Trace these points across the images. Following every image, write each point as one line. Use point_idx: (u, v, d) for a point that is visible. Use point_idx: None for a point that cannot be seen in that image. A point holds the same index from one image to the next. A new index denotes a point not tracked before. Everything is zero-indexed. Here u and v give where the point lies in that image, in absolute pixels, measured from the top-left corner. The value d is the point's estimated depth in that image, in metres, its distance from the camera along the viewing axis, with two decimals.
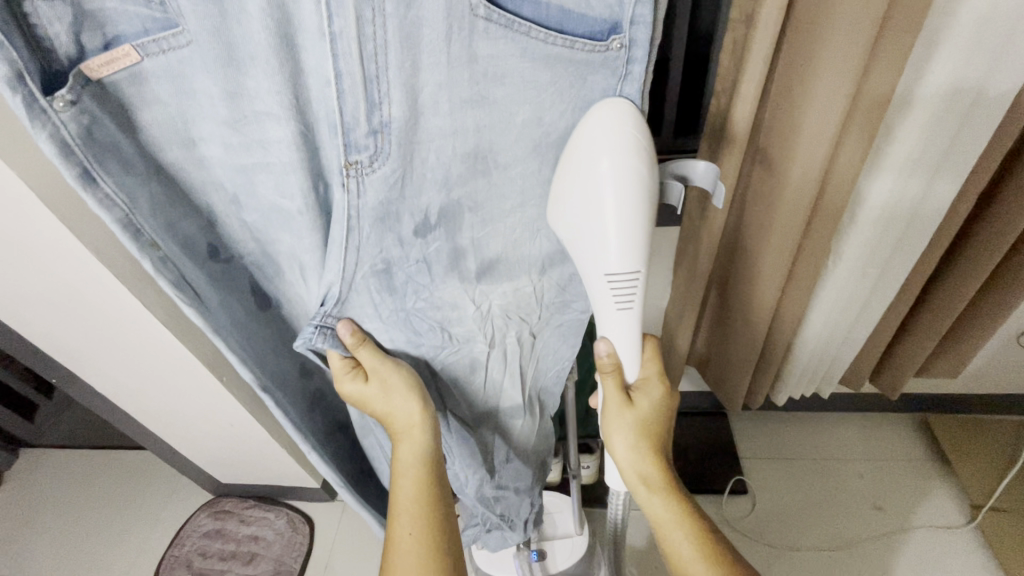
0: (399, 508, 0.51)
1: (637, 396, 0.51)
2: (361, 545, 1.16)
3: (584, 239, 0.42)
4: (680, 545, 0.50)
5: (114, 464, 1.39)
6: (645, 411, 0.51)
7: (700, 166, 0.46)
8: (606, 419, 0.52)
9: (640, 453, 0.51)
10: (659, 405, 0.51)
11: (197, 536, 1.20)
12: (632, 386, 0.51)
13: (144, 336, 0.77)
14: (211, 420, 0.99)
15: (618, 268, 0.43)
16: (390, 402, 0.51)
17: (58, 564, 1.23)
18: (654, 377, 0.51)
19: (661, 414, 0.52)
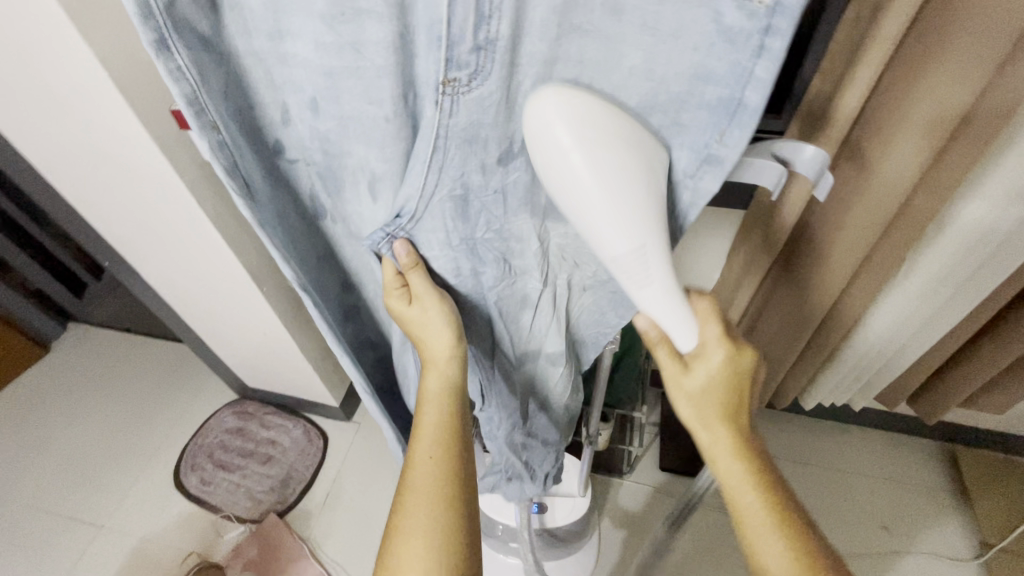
0: (422, 433, 0.51)
1: (697, 371, 0.45)
2: (369, 466, 1.21)
3: (595, 219, 0.36)
4: (751, 516, 0.46)
5: (148, 351, 1.47)
6: (702, 388, 0.45)
7: (807, 151, 0.39)
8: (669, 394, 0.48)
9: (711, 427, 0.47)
10: (722, 379, 0.46)
11: (220, 431, 1.27)
12: (689, 356, 0.45)
13: (193, 233, 0.79)
14: (246, 325, 1.02)
15: (624, 248, 0.37)
16: (428, 326, 0.51)
17: (91, 432, 1.31)
18: (717, 344, 0.45)
19: (729, 385, 0.46)
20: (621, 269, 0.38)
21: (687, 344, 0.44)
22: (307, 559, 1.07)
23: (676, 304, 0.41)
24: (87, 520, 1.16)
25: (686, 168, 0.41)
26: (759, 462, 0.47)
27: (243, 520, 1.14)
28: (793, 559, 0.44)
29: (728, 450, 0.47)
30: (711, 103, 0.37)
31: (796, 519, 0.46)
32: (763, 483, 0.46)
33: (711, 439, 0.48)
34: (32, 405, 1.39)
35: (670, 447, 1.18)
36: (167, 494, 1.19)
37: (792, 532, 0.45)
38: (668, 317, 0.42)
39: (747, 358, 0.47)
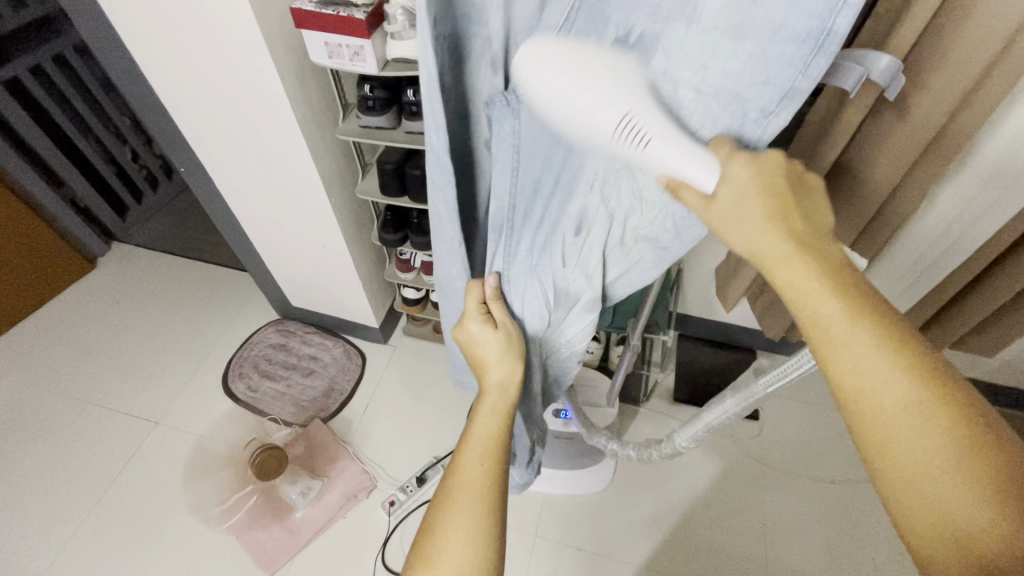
0: (471, 440, 0.52)
1: (725, 195, 0.39)
2: (404, 385, 1.29)
3: (577, 107, 0.36)
4: (875, 371, 0.36)
5: (192, 271, 1.54)
6: (736, 205, 0.39)
7: (883, 62, 0.43)
8: (733, 232, 0.40)
9: (810, 266, 0.38)
10: (760, 189, 0.39)
11: (264, 345, 1.35)
12: (713, 190, 0.39)
13: (277, 136, 0.87)
14: (304, 238, 1.09)
15: (621, 122, 0.37)
16: (489, 352, 0.56)
17: (141, 340, 1.39)
18: (737, 161, 0.39)
19: (768, 193, 0.39)
20: (621, 134, 0.37)
21: (707, 166, 0.39)
22: (350, 458, 1.17)
23: (681, 142, 0.38)
24: (142, 416, 1.25)
25: (765, 101, 0.39)
26: (826, 261, 0.38)
27: (290, 423, 1.23)
28: (891, 363, 0.36)
29: (783, 257, 0.38)
30: (796, 32, 0.35)
31: (889, 317, 0.37)
32: (836, 284, 0.37)
33: (757, 252, 0.40)
34: (82, 313, 1.46)
35: (685, 381, 1.30)
36: (217, 397, 1.28)
37: (885, 331, 0.36)
38: (672, 159, 0.38)
39: (779, 160, 0.40)
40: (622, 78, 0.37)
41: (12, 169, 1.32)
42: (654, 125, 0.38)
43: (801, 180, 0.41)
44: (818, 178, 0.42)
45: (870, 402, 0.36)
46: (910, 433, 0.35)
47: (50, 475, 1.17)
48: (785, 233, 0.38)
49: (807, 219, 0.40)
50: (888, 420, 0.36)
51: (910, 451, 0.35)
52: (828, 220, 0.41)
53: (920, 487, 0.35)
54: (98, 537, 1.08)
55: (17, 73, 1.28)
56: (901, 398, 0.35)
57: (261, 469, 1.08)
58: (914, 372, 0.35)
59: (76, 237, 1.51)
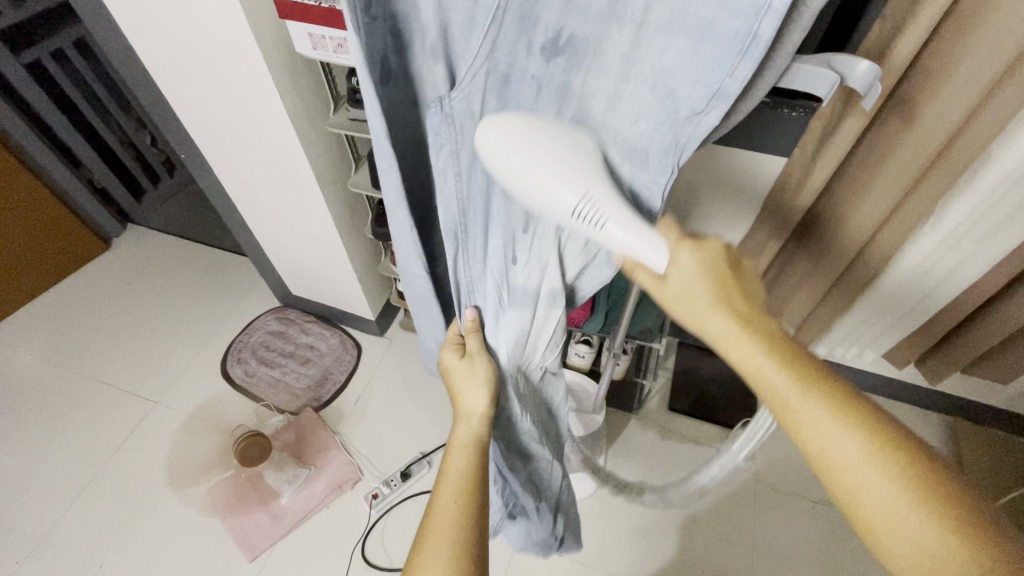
0: (447, 475, 0.51)
1: (675, 279, 0.42)
2: (396, 379, 1.29)
3: (539, 194, 0.37)
4: (840, 447, 0.37)
5: (201, 255, 1.57)
6: (684, 291, 0.42)
7: (861, 67, 0.40)
8: (686, 314, 0.43)
9: (758, 348, 0.40)
10: (703, 275, 0.42)
11: (264, 332, 1.37)
12: (664, 273, 0.41)
13: (268, 127, 0.87)
14: (300, 229, 1.09)
15: (574, 199, 0.37)
16: (468, 384, 0.57)
17: (147, 322, 1.43)
18: (683, 247, 0.41)
19: (712, 279, 0.42)
20: (579, 216, 0.37)
21: (659, 250, 0.39)
22: (338, 448, 1.17)
23: (636, 225, 0.38)
24: (142, 395, 1.28)
25: (695, 100, 0.37)
26: (770, 337, 0.41)
27: (282, 410, 1.25)
28: (837, 421, 0.37)
29: (732, 340, 0.41)
30: (725, 34, 0.33)
31: (826, 378, 0.39)
32: (786, 360, 0.40)
33: (710, 334, 0.43)
34: (94, 292, 1.50)
35: (681, 390, 1.27)
36: (215, 381, 1.30)
37: (827, 392, 0.38)
38: (631, 241, 0.38)
39: (715, 249, 0.43)
40: (586, 161, 0.38)
41: (33, 150, 1.36)
42: (610, 207, 0.38)
43: (738, 267, 0.44)
44: (753, 263, 0.45)
45: (831, 460, 0.37)
46: (871, 484, 0.36)
47: (52, 447, 1.21)
48: (728, 312, 0.41)
49: (748, 297, 0.43)
50: (849, 472, 0.37)
51: (870, 503, 0.36)
52: (763, 302, 0.44)
53: (889, 538, 0.35)
54: (92, 511, 1.11)
55: (38, 56, 1.31)
56: (855, 456, 0.36)
57: (244, 452, 1.10)
58: (860, 428, 0.37)
59: (92, 218, 1.56)
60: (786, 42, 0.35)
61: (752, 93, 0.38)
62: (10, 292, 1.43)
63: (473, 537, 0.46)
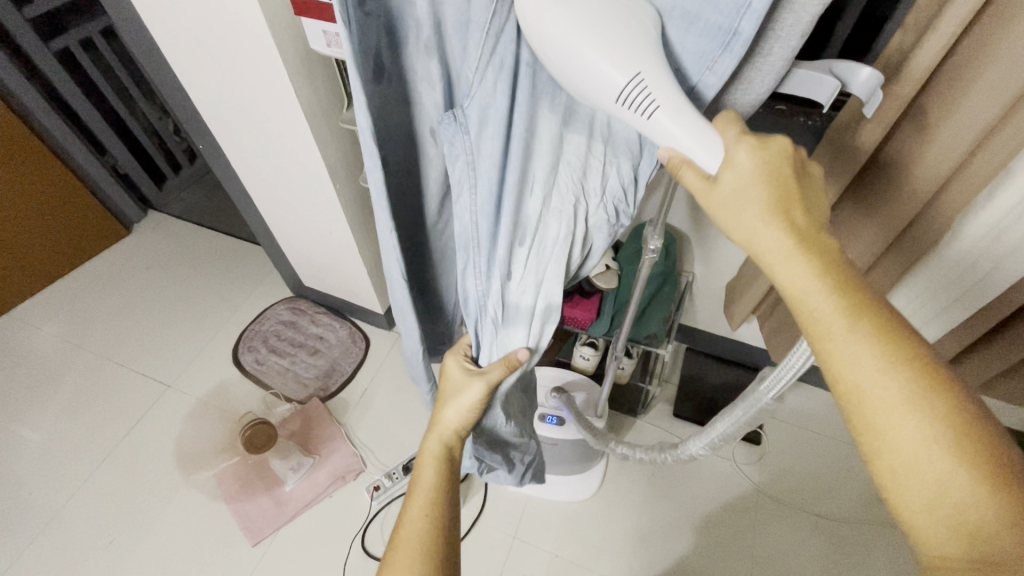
0: (418, 489, 0.53)
1: (726, 181, 0.35)
2: (402, 372, 1.31)
3: (585, 66, 0.33)
4: (873, 388, 0.34)
5: (217, 243, 1.61)
6: (737, 193, 0.35)
7: (863, 74, 0.38)
8: (731, 223, 0.36)
9: (809, 270, 0.34)
10: (760, 176, 0.34)
11: (275, 321, 1.39)
12: (715, 174, 0.35)
13: (283, 122, 0.88)
14: (312, 222, 1.11)
15: (620, 85, 0.33)
16: (451, 400, 0.57)
17: (163, 307, 1.46)
18: (743, 143, 0.35)
19: (772, 182, 0.34)
20: (626, 100, 0.34)
21: (711, 145, 0.34)
22: (343, 439, 1.19)
23: (689, 114, 0.34)
24: (156, 378, 1.31)
25: (679, 94, 0.38)
26: (827, 259, 0.34)
27: (290, 399, 1.27)
28: (882, 360, 0.33)
29: (783, 256, 0.34)
30: (708, 28, 0.34)
31: (882, 312, 0.34)
32: (838, 281, 0.34)
33: (756, 248, 0.36)
34: (113, 276, 1.54)
35: (687, 396, 1.26)
36: (226, 367, 1.33)
37: (878, 325, 0.34)
38: (681, 132, 0.34)
39: (783, 143, 0.36)
40: (636, 38, 0.33)
41: (57, 135, 1.40)
42: (663, 92, 0.33)
43: (804, 170, 0.36)
44: (819, 168, 0.37)
45: (866, 401, 0.34)
46: (907, 430, 0.33)
47: (70, 425, 1.24)
48: (785, 223, 0.34)
49: (809, 213, 0.35)
50: (884, 414, 0.33)
51: (901, 448, 0.33)
52: (827, 213, 0.37)
53: (910, 481, 0.33)
54: (105, 489, 1.15)
55: (66, 44, 1.34)
56: (894, 398, 0.33)
57: (251, 438, 1.13)
58: (905, 370, 0.33)
59: (115, 204, 1.60)
60: (773, 44, 0.36)
61: (738, 88, 0.39)
62: (34, 272, 1.48)
63: (440, 548, 0.49)
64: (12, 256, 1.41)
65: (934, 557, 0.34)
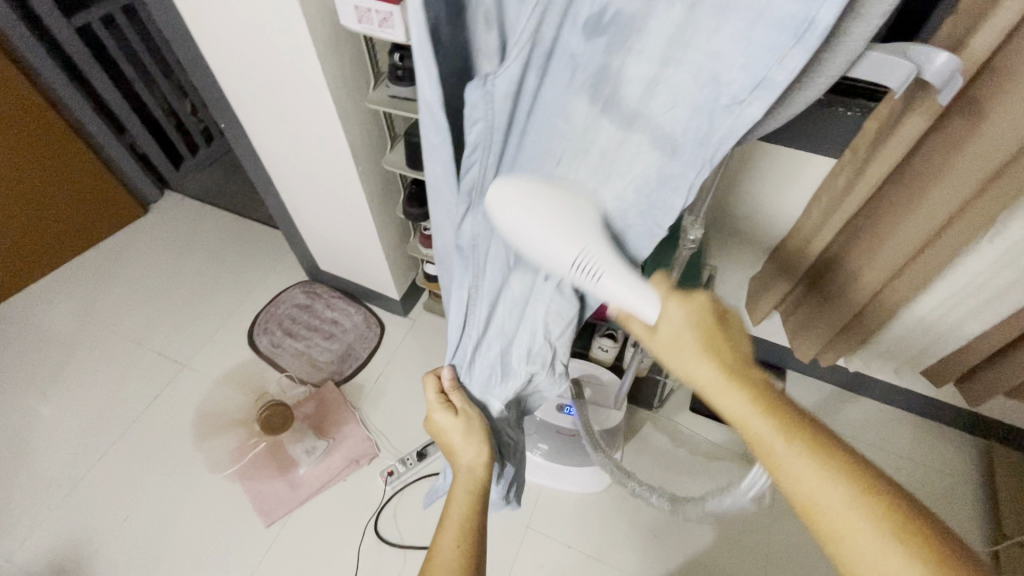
0: (447, 529, 0.58)
1: (664, 329, 0.43)
2: (416, 359, 1.30)
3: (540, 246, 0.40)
4: (832, 506, 0.37)
5: (233, 225, 1.60)
6: (675, 339, 0.43)
7: (939, 58, 0.37)
8: (680, 365, 0.43)
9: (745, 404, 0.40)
10: (693, 327, 0.42)
11: (291, 305, 1.39)
12: (654, 324, 0.42)
13: (308, 101, 0.87)
14: (332, 204, 1.10)
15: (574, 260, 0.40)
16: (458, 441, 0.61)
17: (180, 287, 1.46)
18: (672, 299, 0.42)
19: (699, 330, 0.42)
20: (578, 267, 0.40)
21: (651, 302, 0.41)
22: (356, 424, 1.19)
23: (629, 278, 0.41)
24: (172, 358, 1.32)
25: (737, 87, 0.34)
26: (758, 393, 0.41)
27: (304, 382, 1.27)
28: (823, 474, 0.38)
29: (719, 388, 0.41)
30: (781, 17, 0.31)
31: (811, 430, 0.40)
32: (774, 413, 0.40)
33: (697, 382, 0.43)
34: (130, 255, 1.55)
35: None
36: (241, 349, 1.33)
37: (813, 443, 0.39)
38: (627, 294, 0.41)
39: (708, 299, 0.43)
40: (582, 221, 0.40)
41: (78, 113, 1.40)
42: (607, 264, 0.40)
43: (724, 316, 0.44)
44: (739, 312, 0.45)
45: (817, 508, 0.38)
46: (860, 535, 0.36)
47: (86, 402, 1.25)
48: (716, 362, 0.42)
49: (736, 349, 0.43)
50: (831, 519, 0.37)
51: (858, 551, 0.36)
52: (749, 351, 0.44)
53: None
54: (120, 466, 1.15)
55: (88, 20, 1.34)
56: (833, 495, 0.37)
57: (268, 422, 1.13)
58: (845, 479, 0.37)
59: (133, 182, 1.60)
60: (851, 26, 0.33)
61: (819, 70, 0.35)
62: (52, 250, 1.48)
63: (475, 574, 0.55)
64: (32, 232, 1.42)
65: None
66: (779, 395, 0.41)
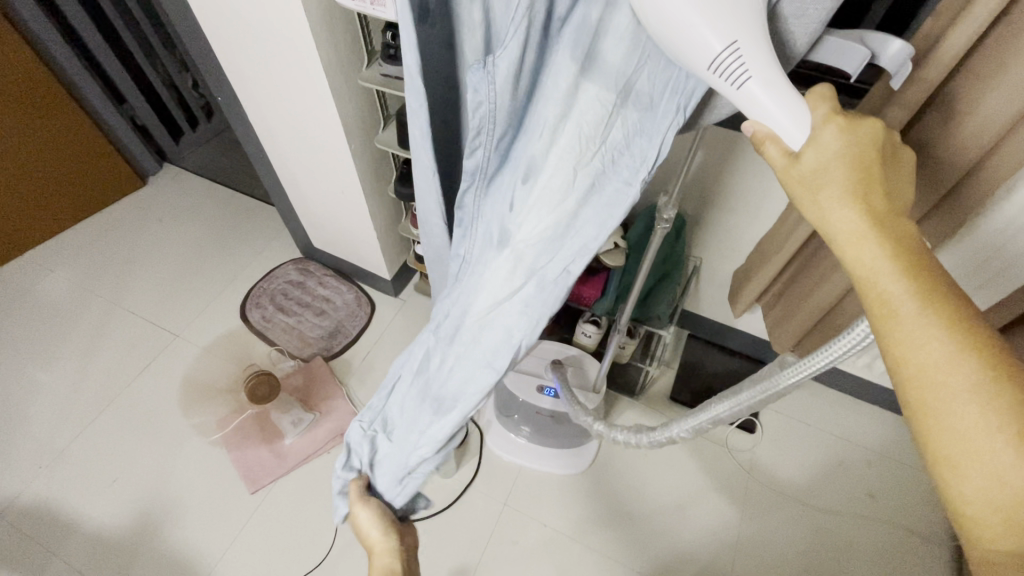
0: None
1: (808, 158, 0.37)
2: (406, 337, 1.33)
3: (683, 40, 0.35)
4: (942, 384, 0.32)
5: (231, 201, 1.62)
6: (817, 169, 0.36)
7: (893, 47, 0.39)
8: (810, 197, 0.37)
9: (881, 260, 0.34)
10: (844, 158, 0.36)
11: (283, 281, 1.41)
12: (800, 148, 0.37)
13: (303, 78, 0.88)
14: (325, 182, 1.11)
15: (723, 47, 0.34)
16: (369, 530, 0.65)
17: (175, 259, 1.48)
18: (831, 122, 0.36)
19: (856, 162, 0.36)
20: (718, 69, 0.35)
21: (801, 122, 0.36)
22: (343, 398, 1.22)
23: (779, 90, 0.36)
24: (165, 328, 1.34)
25: None
26: (898, 238, 0.34)
27: (293, 356, 1.29)
28: (951, 345, 0.32)
29: (853, 234, 0.35)
30: None
31: (951, 294, 0.33)
32: (905, 262, 0.34)
33: (828, 226, 0.37)
34: (127, 226, 1.56)
35: (686, 381, 1.27)
36: (234, 321, 1.35)
37: (951, 313, 0.32)
38: (773, 108, 0.36)
39: (872, 127, 0.37)
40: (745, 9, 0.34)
41: (79, 82, 1.41)
42: (756, 66, 0.35)
43: (886, 159, 0.38)
44: (910, 155, 0.39)
45: (923, 380, 0.32)
46: (970, 418, 0.31)
47: (78, 368, 1.28)
48: (861, 203, 0.35)
49: (887, 194, 0.36)
50: (940, 395, 0.32)
51: (966, 439, 0.32)
52: (908, 199, 0.38)
53: (968, 475, 0.32)
54: (110, 431, 1.18)
55: None
56: (953, 373, 0.32)
57: (252, 390, 1.15)
58: (972, 352, 0.32)
59: (132, 153, 1.61)
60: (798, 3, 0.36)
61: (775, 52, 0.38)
62: (49, 218, 1.49)
63: None
64: (31, 201, 1.43)
65: (990, 550, 0.33)
66: (924, 256, 0.34)
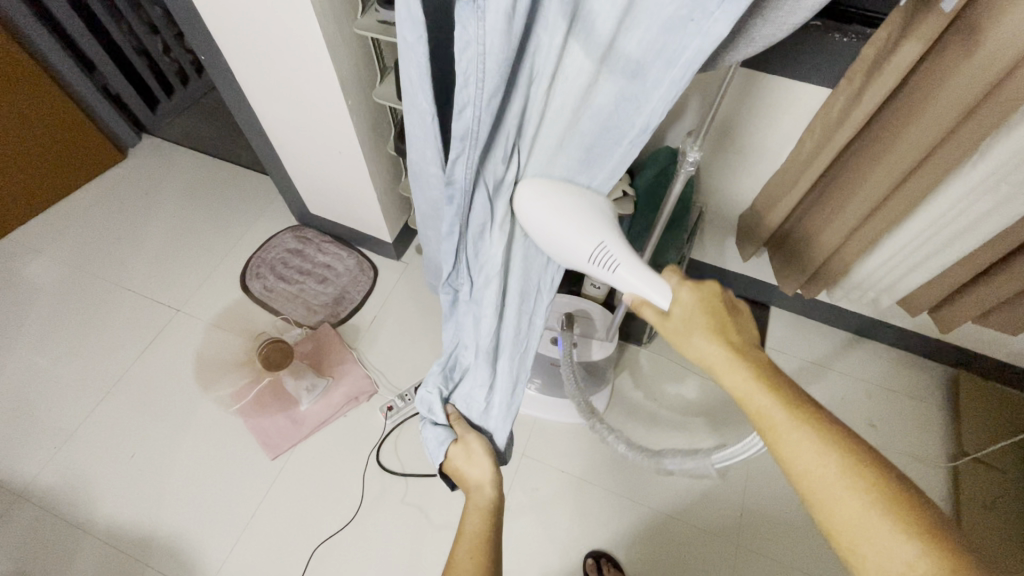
0: (463, 539, 0.65)
1: (676, 313, 0.50)
2: (411, 300, 1.32)
3: (562, 247, 0.50)
4: (826, 485, 0.42)
5: (219, 171, 1.56)
6: (686, 322, 0.49)
7: None
8: (687, 345, 0.49)
9: (750, 385, 0.46)
10: (704, 312, 0.49)
11: (282, 250, 1.38)
12: (668, 308, 0.50)
13: (295, 31, 0.83)
14: (321, 143, 1.07)
15: (591, 254, 0.50)
16: (472, 463, 0.71)
17: (167, 233, 1.44)
18: (684, 286, 0.50)
19: (709, 313, 0.49)
20: (595, 260, 0.50)
21: (661, 292, 0.49)
22: (354, 363, 1.22)
23: (641, 270, 0.50)
24: (165, 303, 1.31)
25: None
26: (762, 369, 0.46)
27: (300, 324, 1.28)
28: (823, 450, 0.42)
29: (726, 366, 0.47)
30: None
31: (815, 412, 0.44)
32: (771, 384, 0.45)
33: (706, 360, 0.48)
34: (111, 202, 1.51)
35: None
36: (235, 293, 1.33)
37: (817, 424, 0.43)
38: (639, 284, 0.50)
39: (715, 289, 0.51)
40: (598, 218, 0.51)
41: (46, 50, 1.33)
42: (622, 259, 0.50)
43: (733, 308, 0.51)
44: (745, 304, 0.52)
45: (816, 481, 0.42)
46: (847, 500, 0.41)
47: (80, 347, 1.26)
48: (724, 343, 0.48)
49: (741, 331, 0.49)
50: (825, 495, 0.42)
51: (844, 506, 0.41)
52: (753, 337, 0.50)
53: (880, 558, 0.39)
54: (121, 408, 1.17)
55: None
56: (834, 478, 0.41)
57: (267, 357, 1.16)
58: (836, 451, 0.42)
59: (109, 125, 1.54)
60: None
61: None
62: (30, 198, 1.44)
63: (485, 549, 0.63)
64: (7, 180, 1.37)
65: None
66: (788, 383, 0.46)
